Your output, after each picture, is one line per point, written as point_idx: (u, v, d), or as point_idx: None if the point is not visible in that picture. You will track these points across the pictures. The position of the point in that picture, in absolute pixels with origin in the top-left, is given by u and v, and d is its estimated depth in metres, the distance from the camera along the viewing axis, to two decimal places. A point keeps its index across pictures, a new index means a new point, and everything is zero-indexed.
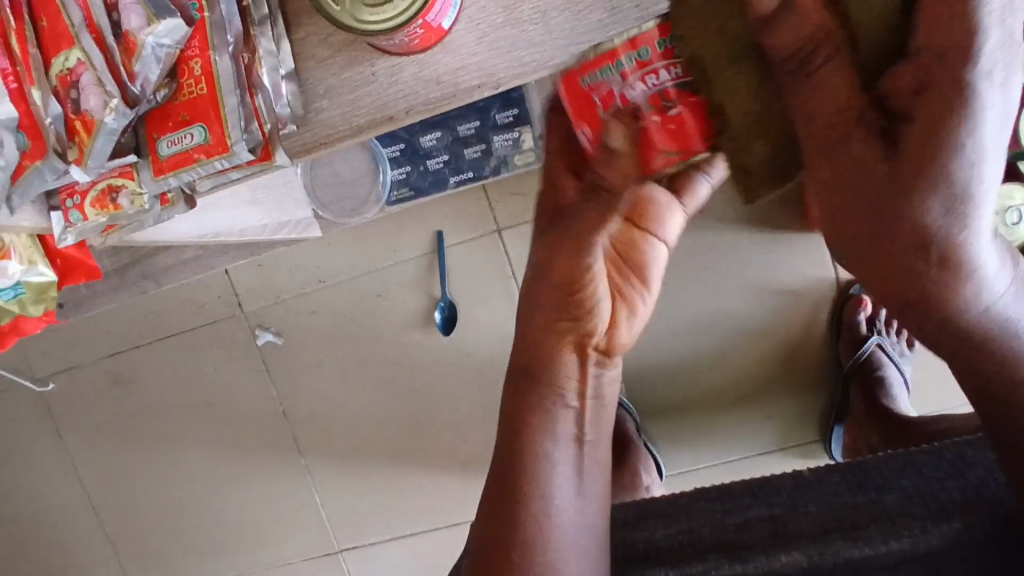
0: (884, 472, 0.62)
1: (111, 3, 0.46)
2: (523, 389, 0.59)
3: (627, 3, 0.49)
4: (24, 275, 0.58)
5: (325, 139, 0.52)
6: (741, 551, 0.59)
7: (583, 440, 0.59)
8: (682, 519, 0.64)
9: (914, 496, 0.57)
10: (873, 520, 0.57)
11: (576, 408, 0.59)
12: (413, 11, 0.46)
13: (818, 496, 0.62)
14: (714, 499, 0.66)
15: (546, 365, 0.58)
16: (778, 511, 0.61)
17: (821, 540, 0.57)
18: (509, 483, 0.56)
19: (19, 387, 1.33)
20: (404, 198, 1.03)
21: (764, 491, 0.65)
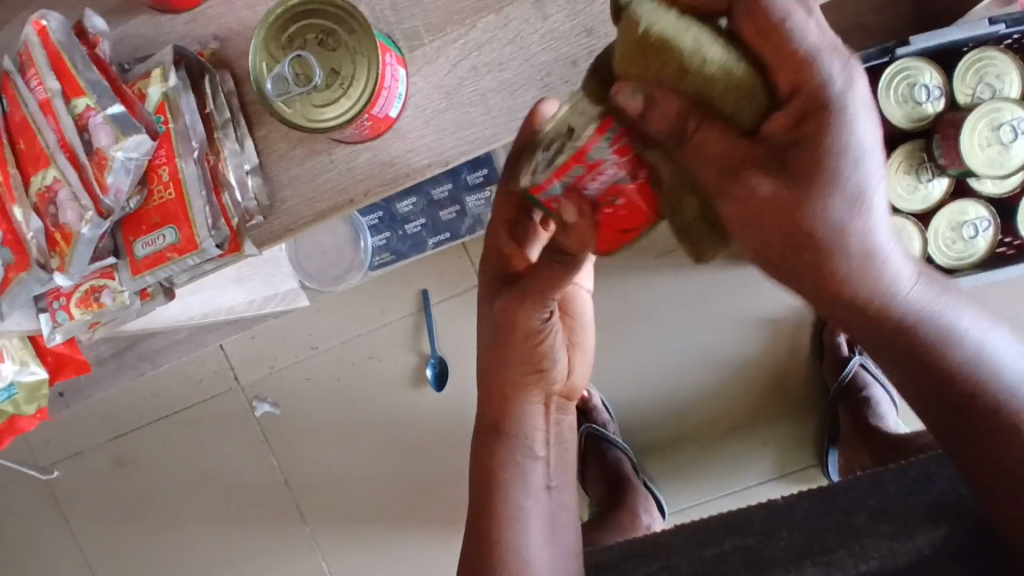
0: (852, 492, 0.64)
1: (82, 123, 0.50)
2: (489, 444, 0.66)
3: (557, 80, 0.54)
4: (17, 375, 0.61)
5: (290, 226, 0.57)
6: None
7: (550, 486, 0.66)
8: (661, 558, 0.65)
9: (881, 513, 0.60)
10: (842, 542, 0.59)
11: (543, 458, 0.66)
12: (359, 106, 0.50)
13: (789, 523, 0.64)
14: (691, 533, 0.68)
15: (514, 418, 0.65)
16: (751, 540, 0.63)
17: (793, 568, 0.59)
18: (491, 521, 0.62)
19: (23, 478, 1.35)
20: (385, 262, 1.08)
21: (738, 522, 0.67)
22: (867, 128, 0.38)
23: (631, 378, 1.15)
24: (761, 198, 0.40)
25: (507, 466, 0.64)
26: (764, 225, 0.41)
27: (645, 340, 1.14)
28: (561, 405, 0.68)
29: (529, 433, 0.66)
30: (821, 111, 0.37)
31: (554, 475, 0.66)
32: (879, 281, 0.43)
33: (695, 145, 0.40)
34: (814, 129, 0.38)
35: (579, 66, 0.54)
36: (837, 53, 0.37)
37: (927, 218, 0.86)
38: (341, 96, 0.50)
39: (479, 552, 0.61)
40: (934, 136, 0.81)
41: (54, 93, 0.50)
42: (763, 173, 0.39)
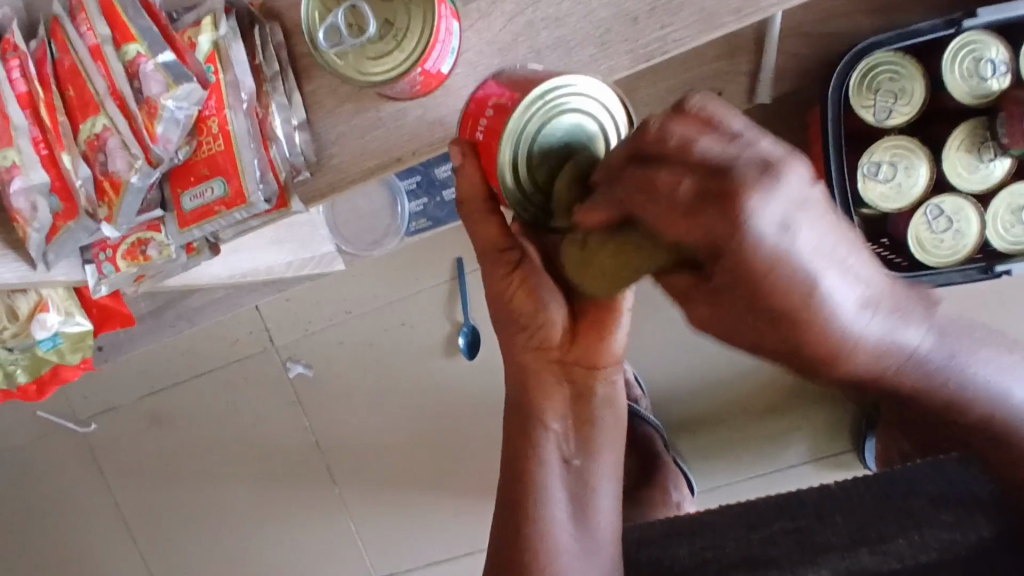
0: None
1: (133, 70, 0.49)
2: (510, 415, 0.64)
3: (616, 38, 0.52)
4: (61, 326, 0.59)
5: (337, 184, 0.56)
6: (769, 567, 0.58)
7: (570, 460, 0.63)
8: (707, 538, 0.65)
9: None
10: (901, 528, 0.56)
11: (558, 430, 0.63)
12: (412, 59, 0.48)
13: (845, 506, 0.63)
14: (740, 515, 0.68)
15: (528, 393, 0.62)
16: (804, 522, 0.63)
17: (848, 553, 0.56)
18: (514, 504, 0.63)
19: (60, 430, 1.38)
20: (423, 228, 1.07)
21: (789, 504, 0.67)
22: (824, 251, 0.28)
23: (666, 355, 1.13)
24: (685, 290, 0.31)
25: (525, 446, 0.63)
26: (729, 321, 0.30)
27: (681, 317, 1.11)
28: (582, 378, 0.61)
29: (544, 408, 0.62)
30: (754, 244, 0.27)
31: (574, 446, 0.63)
32: (868, 371, 0.32)
33: (668, 290, 0.33)
34: (733, 251, 0.27)
35: (641, 23, 0.52)
36: (752, 149, 0.28)
37: (987, 200, 0.82)
38: (394, 49, 0.48)
39: (506, 533, 0.63)
40: (1000, 113, 0.77)
41: (104, 39, 0.49)
42: (708, 291, 0.30)
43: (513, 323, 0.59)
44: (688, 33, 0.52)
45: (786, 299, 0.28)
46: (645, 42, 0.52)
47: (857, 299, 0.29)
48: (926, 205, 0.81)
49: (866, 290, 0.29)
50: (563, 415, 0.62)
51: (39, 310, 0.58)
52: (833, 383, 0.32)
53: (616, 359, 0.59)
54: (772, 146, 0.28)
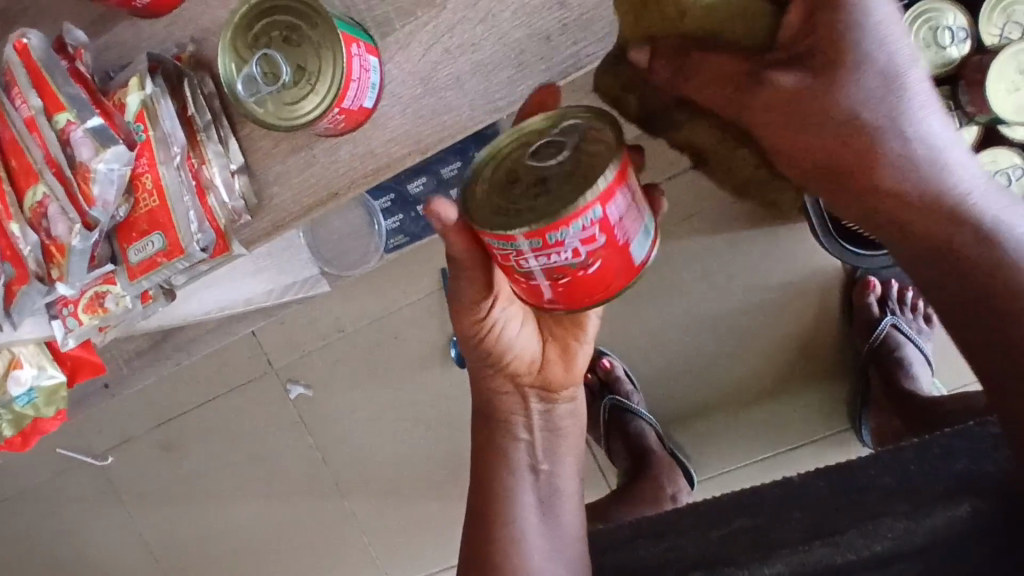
0: (868, 471, 0.66)
1: (65, 138, 0.51)
2: (482, 429, 0.71)
3: (531, 57, 0.53)
4: (35, 380, 0.62)
5: (280, 223, 0.58)
6: (725, 565, 0.64)
7: (538, 467, 0.70)
8: (669, 538, 0.71)
9: (896, 494, 0.62)
10: (854, 520, 0.62)
11: (526, 439, 0.70)
12: (328, 99, 0.49)
13: (802, 503, 0.67)
14: (701, 513, 0.73)
15: (492, 404, 0.69)
16: (760, 521, 0.67)
17: (802, 547, 0.62)
18: (482, 514, 0.69)
19: (80, 464, 1.43)
20: (401, 245, 1.10)
21: (751, 504, 0.71)
22: (901, 40, 0.44)
23: (655, 347, 1.14)
24: (790, 88, 0.44)
25: (496, 450, 0.69)
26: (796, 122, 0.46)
27: (667, 308, 1.11)
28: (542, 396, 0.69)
29: (511, 418, 0.69)
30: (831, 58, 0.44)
31: (542, 454, 0.70)
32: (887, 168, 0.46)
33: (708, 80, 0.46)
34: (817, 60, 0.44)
35: (554, 41, 0.52)
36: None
37: None
38: (309, 91, 0.49)
39: (481, 536, 0.68)
40: (959, 82, 0.76)
41: (36, 110, 0.51)
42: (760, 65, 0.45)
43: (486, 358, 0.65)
44: (602, 46, 0.52)
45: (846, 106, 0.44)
46: (561, 58, 0.52)
47: (881, 74, 0.44)
48: None
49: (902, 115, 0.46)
50: (530, 427, 0.70)
51: (13, 367, 0.61)
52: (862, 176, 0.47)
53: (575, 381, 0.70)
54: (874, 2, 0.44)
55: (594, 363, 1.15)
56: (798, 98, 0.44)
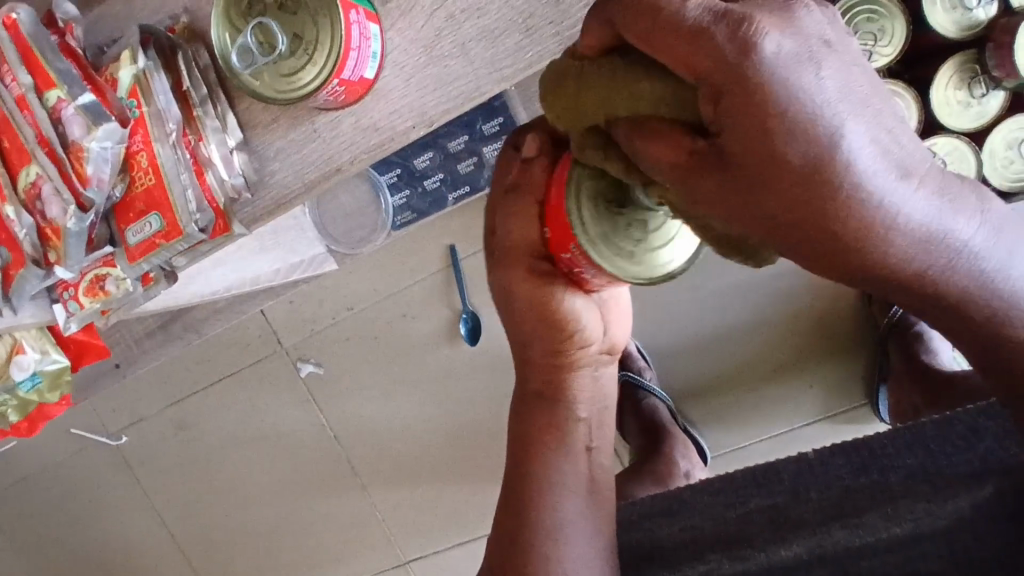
0: (889, 450, 0.65)
1: (55, 115, 0.49)
2: (534, 409, 0.71)
3: (540, 21, 0.50)
4: (39, 364, 0.61)
5: (281, 201, 0.56)
6: (742, 545, 0.64)
7: (591, 447, 0.72)
8: (685, 517, 0.73)
9: (918, 474, 0.60)
10: (875, 503, 0.60)
11: (586, 419, 0.71)
12: (326, 69, 0.47)
13: (818, 481, 0.66)
14: (717, 491, 0.74)
15: (555, 387, 0.70)
16: (780, 500, 0.67)
17: (822, 530, 0.60)
18: (528, 496, 0.69)
19: (94, 444, 1.43)
20: (408, 221, 1.08)
21: (767, 478, 0.71)
22: (817, 78, 0.34)
23: (668, 323, 1.12)
24: (723, 154, 0.36)
25: (547, 432, 0.70)
26: (737, 203, 0.37)
27: (681, 283, 1.09)
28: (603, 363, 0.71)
29: (570, 399, 0.70)
30: (766, 96, 0.34)
31: (593, 435, 0.73)
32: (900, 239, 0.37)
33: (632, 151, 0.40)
34: (742, 113, 0.34)
35: (564, 3, 0.49)
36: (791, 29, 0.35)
37: (981, 137, 0.78)
38: (306, 62, 0.47)
39: (525, 520, 0.68)
40: (988, 44, 0.73)
41: (26, 88, 0.50)
42: (717, 155, 0.37)
43: (553, 344, 0.66)
44: None
45: (811, 169, 0.35)
46: (571, 21, 0.49)
47: (876, 166, 0.35)
48: (918, 146, 0.76)
49: (888, 171, 0.36)
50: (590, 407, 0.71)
51: (15, 353, 0.60)
52: (856, 259, 0.38)
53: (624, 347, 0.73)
54: (816, 37, 0.35)
55: None
56: (772, 171, 0.35)
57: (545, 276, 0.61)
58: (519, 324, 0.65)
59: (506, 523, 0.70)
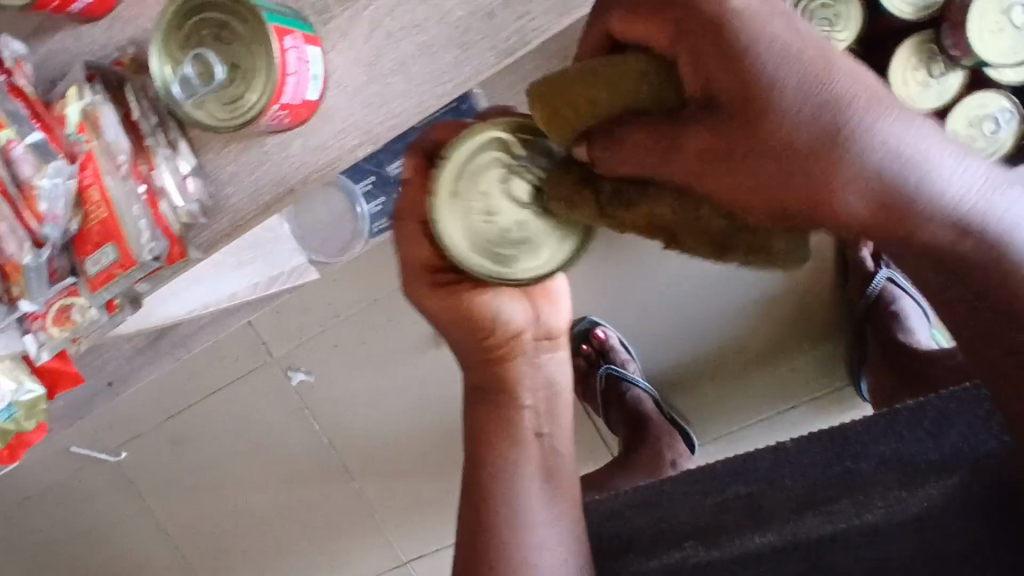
0: (863, 437, 0.71)
1: (7, 157, 0.53)
2: (479, 409, 0.72)
3: (476, 35, 0.50)
4: (14, 396, 0.62)
5: (239, 222, 0.57)
6: (720, 534, 0.68)
7: (541, 433, 0.73)
8: (664, 506, 0.75)
9: (892, 459, 0.66)
10: (847, 492, 0.65)
11: (531, 406, 0.72)
12: (266, 97, 0.48)
13: (797, 467, 0.71)
14: (698, 480, 0.77)
15: (494, 382, 0.71)
16: (755, 488, 0.71)
17: (794, 518, 0.66)
18: (483, 488, 0.70)
19: (96, 461, 1.46)
20: (385, 228, 1.11)
21: (746, 468, 0.74)
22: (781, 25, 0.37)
23: (650, 313, 1.13)
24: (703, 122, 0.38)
25: (494, 425, 0.71)
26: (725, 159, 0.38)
27: (660, 276, 1.09)
28: (545, 348, 0.72)
29: (511, 390, 0.71)
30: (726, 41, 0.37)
31: (543, 421, 0.73)
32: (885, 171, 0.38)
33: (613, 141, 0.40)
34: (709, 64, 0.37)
35: (498, 17, 0.50)
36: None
37: (943, 117, 0.78)
38: (246, 91, 0.48)
39: (482, 512, 0.69)
40: (944, 25, 0.72)
41: None
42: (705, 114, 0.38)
43: (475, 341, 0.68)
44: (547, 19, 0.50)
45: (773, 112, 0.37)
46: (506, 34, 0.50)
47: (854, 98, 0.37)
48: None
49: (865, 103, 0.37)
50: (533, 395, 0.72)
51: None
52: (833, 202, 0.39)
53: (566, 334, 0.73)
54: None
55: (588, 334, 1.14)
56: (752, 123, 0.37)
57: (450, 283, 0.64)
58: (439, 329, 0.68)
59: (467, 525, 0.69)
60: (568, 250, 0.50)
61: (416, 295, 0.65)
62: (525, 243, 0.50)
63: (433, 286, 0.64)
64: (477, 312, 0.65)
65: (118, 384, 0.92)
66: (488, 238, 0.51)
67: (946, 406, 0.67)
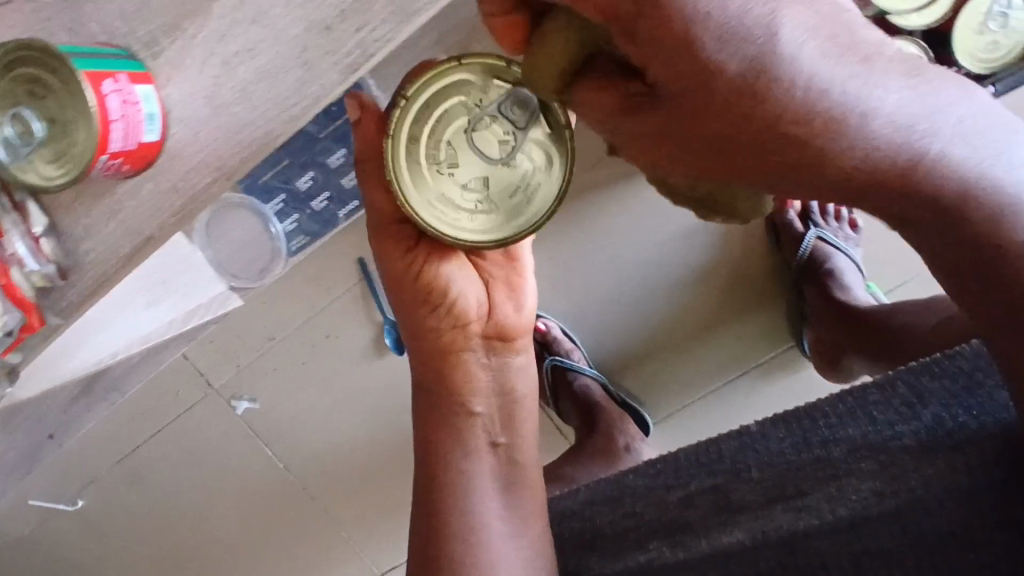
0: (834, 421, 0.68)
1: None
2: (432, 397, 0.77)
3: (316, 53, 0.47)
4: None
5: (101, 279, 0.53)
6: (684, 533, 0.70)
7: (498, 443, 0.78)
8: (626, 502, 0.79)
9: (864, 449, 0.62)
10: (819, 484, 0.63)
11: (483, 412, 0.77)
12: (89, 150, 0.44)
13: (764, 458, 0.71)
14: (657, 473, 0.80)
15: (448, 377, 0.76)
16: (720, 480, 0.72)
17: (765, 515, 0.64)
18: (432, 482, 0.76)
19: (49, 514, 1.40)
20: (303, 244, 1.06)
21: (708, 459, 0.77)
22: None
23: (592, 297, 1.10)
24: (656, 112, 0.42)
25: (443, 423, 0.77)
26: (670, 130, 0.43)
27: (597, 257, 1.07)
28: (499, 350, 0.77)
29: (466, 388, 0.76)
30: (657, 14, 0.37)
31: (498, 428, 0.78)
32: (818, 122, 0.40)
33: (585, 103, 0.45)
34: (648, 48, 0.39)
35: (335, 31, 0.46)
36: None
37: None
38: (67, 144, 0.44)
39: (435, 511, 0.74)
40: None
41: None
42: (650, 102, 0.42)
43: (432, 321, 0.74)
44: (389, 27, 0.46)
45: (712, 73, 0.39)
46: (347, 48, 0.46)
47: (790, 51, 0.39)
48: None
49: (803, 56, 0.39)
50: (487, 401, 0.77)
51: None
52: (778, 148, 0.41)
53: (526, 333, 0.78)
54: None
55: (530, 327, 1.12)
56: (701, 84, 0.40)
57: (405, 247, 0.70)
58: (398, 301, 0.75)
59: (423, 515, 0.76)
60: (518, 215, 0.60)
61: (375, 250, 0.72)
62: (484, 203, 0.60)
63: (393, 249, 0.71)
64: (432, 284, 0.72)
65: (60, 433, 0.89)
66: (450, 195, 0.59)
67: (920, 381, 0.65)
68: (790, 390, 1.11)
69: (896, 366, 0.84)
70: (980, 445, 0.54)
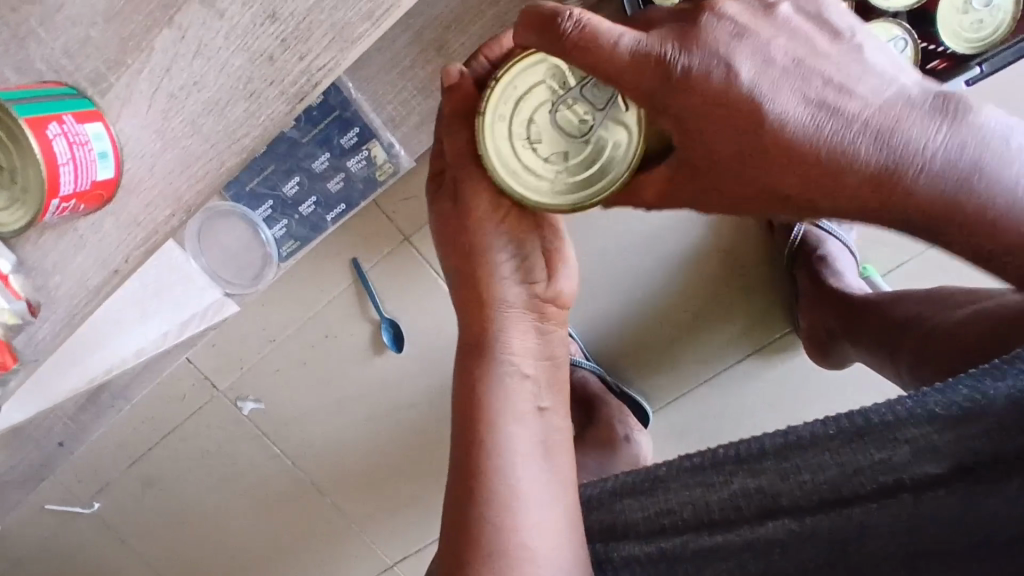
0: (889, 415, 0.62)
1: None
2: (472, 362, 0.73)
3: (261, 84, 0.53)
4: None
5: (74, 310, 0.58)
6: (726, 528, 0.67)
7: (542, 407, 0.74)
8: (660, 495, 0.74)
9: (923, 448, 0.59)
10: (875, 486, 0.60)
11: (530, 377, 0.74)
12: (37, 196, 0.48)
13: (824, 455, 0.64)
14: (694, 468, 0.74)
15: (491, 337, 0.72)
16: (765, 481, 0.67)
17: (816, 512, 0.63)
18: (468, 460, 0.71)
19: (70, 515, 1.44)
20: (293, 250, 1.05)
21: (751, 455, 0.70)
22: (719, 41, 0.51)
23: (587, 288, 1.09)
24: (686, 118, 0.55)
25: (488, 387, 0.72)
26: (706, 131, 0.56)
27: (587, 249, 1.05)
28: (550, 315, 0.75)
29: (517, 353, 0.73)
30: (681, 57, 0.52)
31: (544, 393, 0.75)
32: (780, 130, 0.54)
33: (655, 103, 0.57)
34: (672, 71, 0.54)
35: (278, 62, 0.52)
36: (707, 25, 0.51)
37: None
38: (20, 192, 0.49)
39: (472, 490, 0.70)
40: None
41: None
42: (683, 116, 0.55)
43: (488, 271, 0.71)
44: (327, 57, 0.52)
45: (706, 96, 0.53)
46: (291, 80, 0.52)
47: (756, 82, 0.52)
48: None
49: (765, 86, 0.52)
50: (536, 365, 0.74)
51: None
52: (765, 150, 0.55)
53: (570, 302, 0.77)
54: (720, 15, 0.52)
55: None
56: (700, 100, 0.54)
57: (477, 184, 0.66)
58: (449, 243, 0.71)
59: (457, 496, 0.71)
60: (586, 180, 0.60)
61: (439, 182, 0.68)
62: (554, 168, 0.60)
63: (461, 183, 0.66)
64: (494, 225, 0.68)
65: (70, 442, 0.95)
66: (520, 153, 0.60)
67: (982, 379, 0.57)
68: (789, 373, 1.11)
69: (900, 356, 0.82)
70: (1008, 417, 0.54)
